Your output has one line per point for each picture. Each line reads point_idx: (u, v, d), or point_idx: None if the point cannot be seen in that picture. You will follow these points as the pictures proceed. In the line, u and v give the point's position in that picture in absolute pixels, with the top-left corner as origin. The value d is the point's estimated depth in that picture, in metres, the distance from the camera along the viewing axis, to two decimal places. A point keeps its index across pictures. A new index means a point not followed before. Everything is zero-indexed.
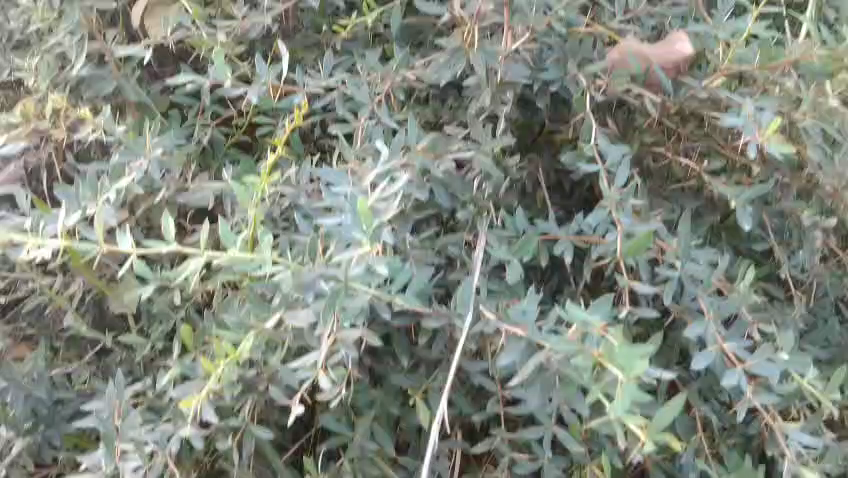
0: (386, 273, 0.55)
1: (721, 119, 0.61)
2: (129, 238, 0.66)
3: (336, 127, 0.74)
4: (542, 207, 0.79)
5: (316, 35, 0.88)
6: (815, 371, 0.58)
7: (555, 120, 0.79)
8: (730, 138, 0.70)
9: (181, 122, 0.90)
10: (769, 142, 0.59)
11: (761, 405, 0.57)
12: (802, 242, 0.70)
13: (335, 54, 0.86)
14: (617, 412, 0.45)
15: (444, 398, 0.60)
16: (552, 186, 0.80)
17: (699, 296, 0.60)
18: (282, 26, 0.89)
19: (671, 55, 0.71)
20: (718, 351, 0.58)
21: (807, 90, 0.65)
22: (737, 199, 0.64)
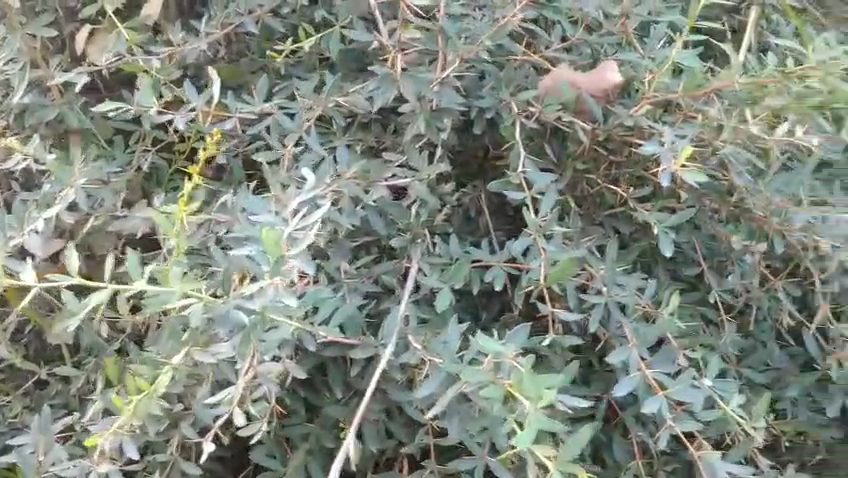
0: (295, 306, 0.53)
1: (639, 147, 0.60)
2: (32, 271, 0.62)
3: (261, 153, 0.72)
4: (485, 233, 0.78)
5: (261, 59, 0.87)
6: (740, 397, 0.58)
7: (496, 146, 0.78)
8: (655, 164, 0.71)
9: (126, 148, 0.88)
10: (681, 172, 0.58)
11: (683, 432, 0.56)
12: (733, 265, 0.71)
13: (279, 79, 0.86)
14: (522, 443, 0.43)
15: (355, 426, 0.57)
16: (495, 211, 0.80)
17: (623, 322, 0.60)
18: (229, 51, 0.90)
19: (602, 83, 0.70)
20: (641, 376, 0.57)
21: (729, 118, 0.64)
22: (660, 225, 0.63)
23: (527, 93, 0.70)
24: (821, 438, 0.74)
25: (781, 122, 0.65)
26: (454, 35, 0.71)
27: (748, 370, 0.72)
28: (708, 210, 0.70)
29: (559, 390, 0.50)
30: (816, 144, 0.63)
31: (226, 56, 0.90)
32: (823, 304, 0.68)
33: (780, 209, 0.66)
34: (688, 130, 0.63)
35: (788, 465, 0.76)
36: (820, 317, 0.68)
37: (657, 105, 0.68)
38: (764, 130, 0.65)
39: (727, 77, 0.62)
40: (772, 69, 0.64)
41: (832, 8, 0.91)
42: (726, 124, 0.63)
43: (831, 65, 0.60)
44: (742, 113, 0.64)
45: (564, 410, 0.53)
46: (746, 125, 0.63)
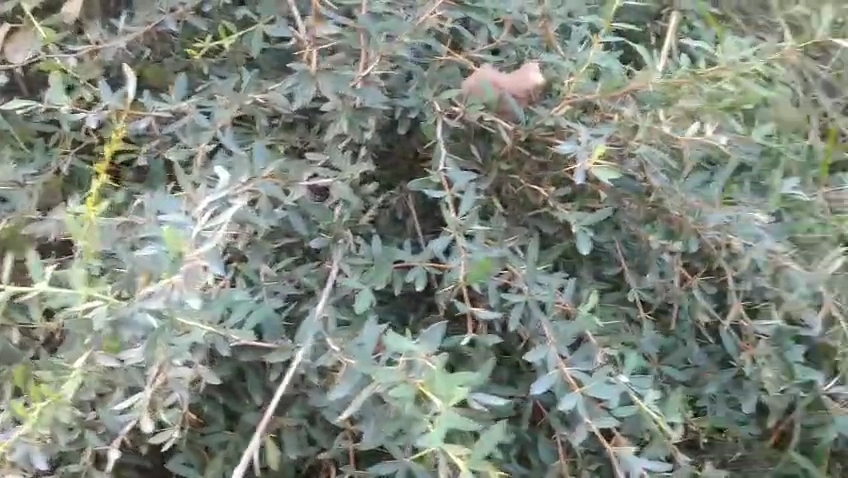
0: (196, 306, 0.51)
1: (556, 146, 0.61)
2: None
3: (172, 152, 0.71)
4: (414, 236, 0.76)
5: (185, 59, 0.85)
6: (655, 393, 0.58)
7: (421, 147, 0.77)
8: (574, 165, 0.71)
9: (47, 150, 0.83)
10: (594, 170, 0.60)
11: (600, 430, 0.57)
12: (652, 264, 0.72)
13: (203, 79, 0.83)
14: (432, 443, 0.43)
15: (259, 432, 0.56)
16: (424, 214, 0.76)
17: (543, 321, 0.60)
18: (153, 51, 0.86)
19: (524, 83, 0.70)
20: (559, 374, 0.57)
21: (643, 119, 0.65)
22: (578, 224, 0.64)
23: (450, 92, 0.69)
24: (740, 435, 0.75)
25: (693, 122, 0.67)
26: (376, 33, 0.70)
27: (668, 368, 0.73)
28: (628, 210, 0.71)
29: (470, 388, 0.50)
30: (726, 144, 0.64)
31: (150, 57, 0.86)
32: (737, 301, 0.69)
33: (695, 209, 0.67)
34: (604, 130, 0.64)
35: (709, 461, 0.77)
36: (734, 314, 0.69)
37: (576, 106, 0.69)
38: (677, 130, 0.66)
39: (642, 78, 0.63)
40: (685, 71, 0.65)
41: (751, 16, 0.94)
42: (640, 124, 0.64)
43: (739, 66, 0.64)
44: (655, 112, 0.67)
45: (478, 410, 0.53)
46: (661, 127, 0.65)
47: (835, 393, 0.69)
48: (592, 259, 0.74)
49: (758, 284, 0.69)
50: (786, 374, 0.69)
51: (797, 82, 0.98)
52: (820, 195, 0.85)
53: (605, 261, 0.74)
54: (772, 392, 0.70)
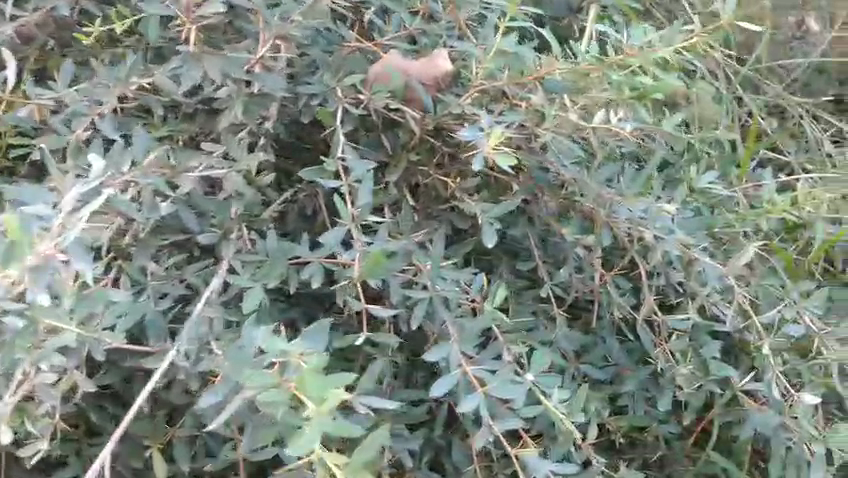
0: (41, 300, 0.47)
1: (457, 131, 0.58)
2: None
3: (48, 140, 0.66)
4: (322, 231, 0.71)
5: (85, 48, 0.78)
6: (560, 390, 0.56)
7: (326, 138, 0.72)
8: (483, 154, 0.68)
9: None
10: (495, 157, 0.56)
11: (503, 431, 0.53)
12: (566, 259, 0.69)
13: (101, 67, 0.77)
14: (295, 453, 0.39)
15: (114, 438, 0.50)
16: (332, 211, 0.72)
17: (448, 320, 0.56)
18: (58, 42, 0.80)
19: (432, 70, 0.66)
20: (463, 374, 0.54)
21: (550, 106, 0.63)
22: (486, 215, 0.60)
23: (352, 78, 0.65)
24: (660, 434, 0.73)
25: (600, 110, 0.66)
26: (271, 17, 0.66)
27: (585, 367, 0.71)
28: (542, 203, 0.68)
29: (355, 391, 0.46)
30: (628, 130, 0.64)
31: (53, 47, 0.80)
32: (650, 296, 0.67)
33: (604, 201, 0.65)
34: (508, 117, 0.61)
35: (630, 462, 0.74)
36: (648, 309, 0.67)
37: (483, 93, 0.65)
38: (584, 118, 0.65)
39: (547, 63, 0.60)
40: (592, 56, 0.62)
41: (673, 12, 0.93)
42: (546, 111, 0.61)
43: (649, 52, 0.61)
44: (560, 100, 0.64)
45: (366, 415, 0.48)
46: (569, 114, 0.63)
47: (750, 389, 0.67)
48: (506, 255, 0.71)
49: (671, 278, 0.67)
50: (701, 370, 0.67)
51: (720, 80, 1.00)
52: (738, 190, 0.84)
53: (518, 257, 0.72)
54: (687, 388, 0.67)
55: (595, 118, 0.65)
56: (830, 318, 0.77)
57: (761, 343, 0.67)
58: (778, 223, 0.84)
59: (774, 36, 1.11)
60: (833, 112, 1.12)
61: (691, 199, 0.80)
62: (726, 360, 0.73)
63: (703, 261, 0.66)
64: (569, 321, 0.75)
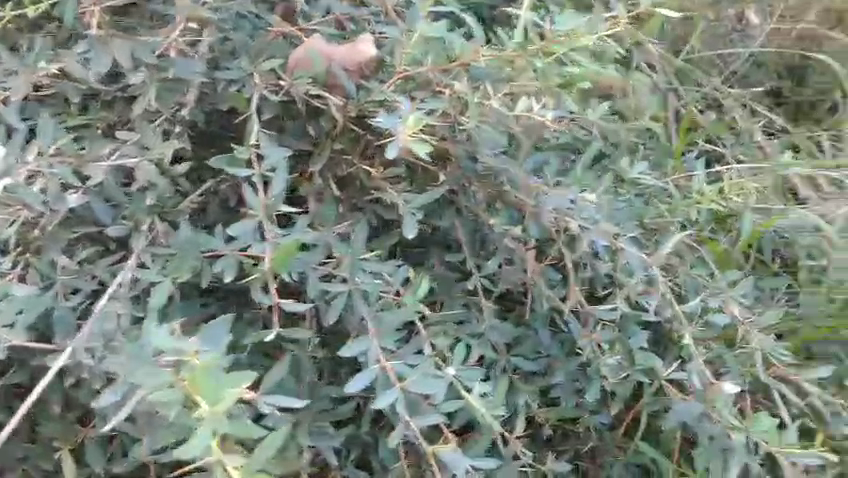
0: None
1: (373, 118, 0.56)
2: None
3: None
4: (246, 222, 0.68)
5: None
6: (483, 384, 0.55)
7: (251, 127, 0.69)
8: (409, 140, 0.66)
9: None
10: (410, 144, 0.55)
11: (422, 429, 0.51)
12: (494, 250, 0.68)
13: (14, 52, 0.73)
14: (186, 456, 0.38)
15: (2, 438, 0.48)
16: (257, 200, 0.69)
17: (367, 315, 0.53)
18: None
19: (356, 57, 0.63)
20: (382, 370, 0.52)
21: (472, 94, 0.61)
22: (409, 204, 0.59)
23: (270, 62, 0.63)
24: (592, 425, 0.72)
25: (523, 97, 0.64)
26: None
27: (515, 358, 0.70)
28: (471, 193, 0.67)
29: (260, 389, 0.44)
30: (551, 119, 0.62)
31: None
32: (576, 286, 0.67)
33: (534, 191, 0.64)
34: (428, 104, 0.60)
35: (562, 454, 0.74)
36: (574, 299, 0.67)
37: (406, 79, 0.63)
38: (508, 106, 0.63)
39: (471, 52, 0.59)
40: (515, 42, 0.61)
41: None
42: (469, 100, 0.61)
43: (574, 41, 0.61)
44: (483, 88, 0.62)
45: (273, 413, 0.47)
46: (492, 101, 0.62)
47: (675, 378, 0.67)
48: (436, 246, 0.70)
49: (598, 268, 0.67)
50: (627, 360, 0.67)
51: (656, 71, 1.02)
52: (670, 181, 0.85)
53: (449, 248, 0.70)
54: (613, 378, 0.67)
55: (516, 106, 0.63)
56: (756, 309, 0.76)
57: (683, 331, 0.67)
58: (708, 213, 0.85)
59: (713, 29, 1.13)
60: (768, 105, 1.14)
61: (622, 190, 0.80)
62: (655, 350, 0.73)
63: (630, 252, 0.66)
64: (502, 313, 0.74)
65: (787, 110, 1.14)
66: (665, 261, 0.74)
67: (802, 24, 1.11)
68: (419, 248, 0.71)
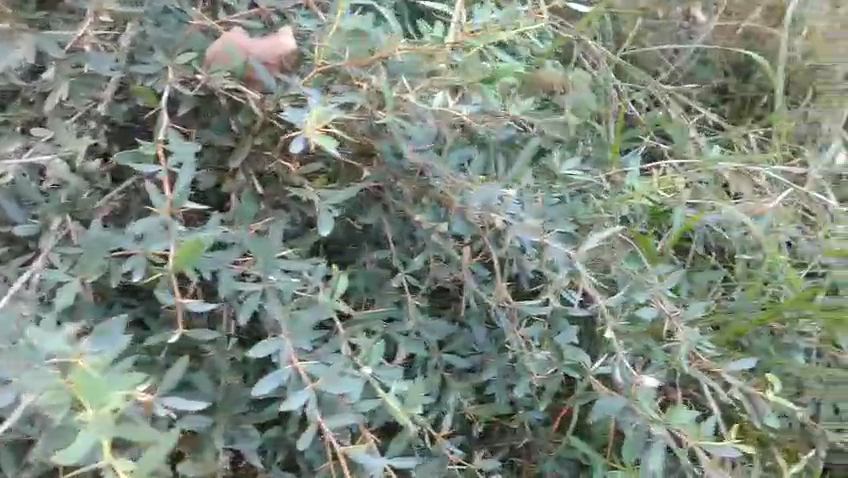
0: None
1: (281, 114, 0.55)
2: None
3: None
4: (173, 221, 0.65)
5: None
6: (401, 382, 0.54)
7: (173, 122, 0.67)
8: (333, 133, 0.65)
9: None
10: (316, 138, 0.54)
11: (335, 429, 0.51)
12: (422, 247, 0.68)
13: None
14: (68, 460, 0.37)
15: None
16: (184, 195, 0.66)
17: (280, 315, 0.52)
18: None
19: (277, 49, 0.63)
20: (294, 371, 0.51)
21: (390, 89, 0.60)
22: (325, 200, 0.59)
23: (185, 56, 0.63)
24: (526, 421, 0.71)
25: (439, 91, 0.64)
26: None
27: (448, 356, 0.69)
28: (397, 189, 0.66)
29: (158, 392, 0.46)
30: (468, 114, 0.62)
31: None
32: (501, 281, 0.67)
33: (459, 187, 0.64)
34: (343, 98, 0.59)
35: (498, 451, 0.73)
36: (500, 294, 0.66)
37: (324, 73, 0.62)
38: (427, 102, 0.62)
39: (389, 44, 0.59)
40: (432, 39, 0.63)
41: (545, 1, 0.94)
42: (384, 93, 0.59)
43: (490, 36, 0.63)
44: (399, 84, 0.62)
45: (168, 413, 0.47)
46: (407, 94, 0.60)
47: (602, 373, 0.67)
48: (366, 243, 0.69)
49: (524, 265, 0.67)
50: (555, 355, 0.67)
51: (599, 66, 1.05)
52: (604, 176, 0.85)
53: (378, 245, 0.70)
54: (541, 373, 0.67)
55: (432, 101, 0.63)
56: (682, 301, 0.79)
57: (605, 325, 0.68)
58: (642, 209, 0.86)
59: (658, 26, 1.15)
60: (712, 102, 1.15)
61: (556, 186, 0.81)
62: (585, 345, 0.73)
63: (553, 247, 0.67)
64: (435, 310, 0.74)
65: (731, 107, 1.15)
66: (596, 258, 0.75)
67: (744, 22, 1.12)
68: (349, 246, 0.70)
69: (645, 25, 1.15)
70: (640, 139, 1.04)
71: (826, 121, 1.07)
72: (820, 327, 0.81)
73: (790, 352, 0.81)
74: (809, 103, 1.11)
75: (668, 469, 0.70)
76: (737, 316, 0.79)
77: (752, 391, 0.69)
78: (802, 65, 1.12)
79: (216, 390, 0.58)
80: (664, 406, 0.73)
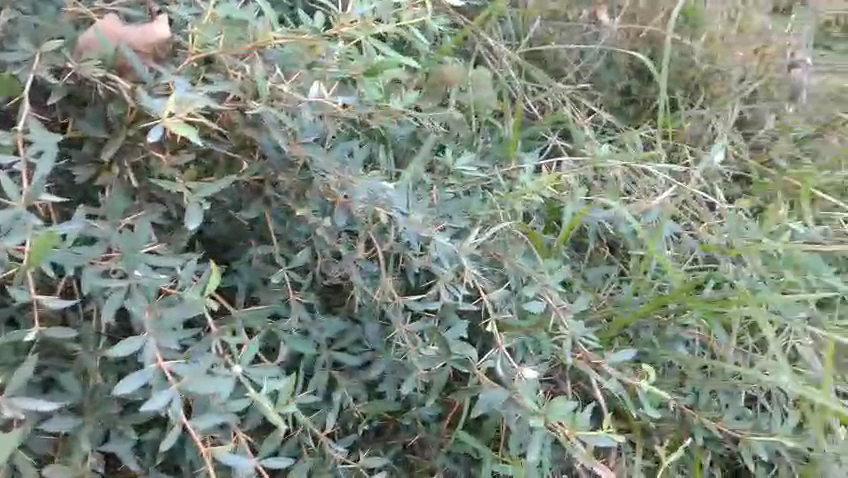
0: None
1: (139, 100, 0.55)
2: None
3: None
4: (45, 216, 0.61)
5: None
6: (275, 380, 0.55)
7: (48, 113, 0.63)
8: (211, 120, 0.64)
9: None
10: (176, 127, 0.54)
11: (203, 430, 0.51)
12: (309, 242, 0.67)
13: None
14: None
15: None
16: (60, 190, 0.63)
17: (146, 312, 0.52)
18: None
19: (149, 38, 0.61)
20: (159, 371, 0.50)
21: (262, 79, 0.60)
22: (195, 194, 0.58)
23: (52, 44, 0.58)
24: (419, 417, 0.70)
25: (314, 83, 0.63)
26: None
27: (338, 354, 0.68)
28: (280, 183, 0.65)
29: (7, 393, 0.50)
30: (342, 105, 0.62)
31: None
32: (386, 275, 0.67)
33: (343, 182, 0.63)
34: (214, 87, 0.58)
35: (391, 448, 0.72)
36: (386, 290, 0.66)
37: (199, 63, 0.62)
38: (300, 92, 0.63)
39: (263, 34, 0.61)
40: (310, 29, 0.64)
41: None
42: (258, 84, 0.59)
43: (368, 28, 0.66)
44: (276, 74, 0.62)
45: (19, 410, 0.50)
46: (280, 84, 0.61)
47: (488, 365, 0.67)
48: (252, 239, 0.68)
49: (411, 261, 0.67)
50: (443, 350, 0.66)
51: (495, 65, 1.07)
52: (500, 174, 0.86)
53: (265, 242, 0.68)
54: (427, 369, 0.67)
55: (308, 93, 0.62)
56: (569, 295, 0.82)
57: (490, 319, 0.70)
58: (537, 205, 0.88)
59: (558, 25, 1.16)
60: (617, 104, 1.16)
61: (451, 183, 0.82)
62: (479, 341, 0.73)
63: (438, 242, 0.66)
64: (330, 307, 0.72)
65: (634, 109, 1.17)
66: (490, 254, 0.75)
67: (648, 26, 1.12)
68: (235, 242, 0.68)
69: (549, 25, 1.16)
70: (543, 137, 1.06)
71: (718, 123, 1.11)
72: (701, 319, 0.84)
73: (673, 345, 0.84)
74: (705, 104, 1.15)
75: (554, 460, 0.71)
76: (623, 310, 0.82)
77: (629, 380, 0.71)
78: (701, 68, 1.13)
79: (85, 390, 0.56)
80: (548, 397, 0.75)
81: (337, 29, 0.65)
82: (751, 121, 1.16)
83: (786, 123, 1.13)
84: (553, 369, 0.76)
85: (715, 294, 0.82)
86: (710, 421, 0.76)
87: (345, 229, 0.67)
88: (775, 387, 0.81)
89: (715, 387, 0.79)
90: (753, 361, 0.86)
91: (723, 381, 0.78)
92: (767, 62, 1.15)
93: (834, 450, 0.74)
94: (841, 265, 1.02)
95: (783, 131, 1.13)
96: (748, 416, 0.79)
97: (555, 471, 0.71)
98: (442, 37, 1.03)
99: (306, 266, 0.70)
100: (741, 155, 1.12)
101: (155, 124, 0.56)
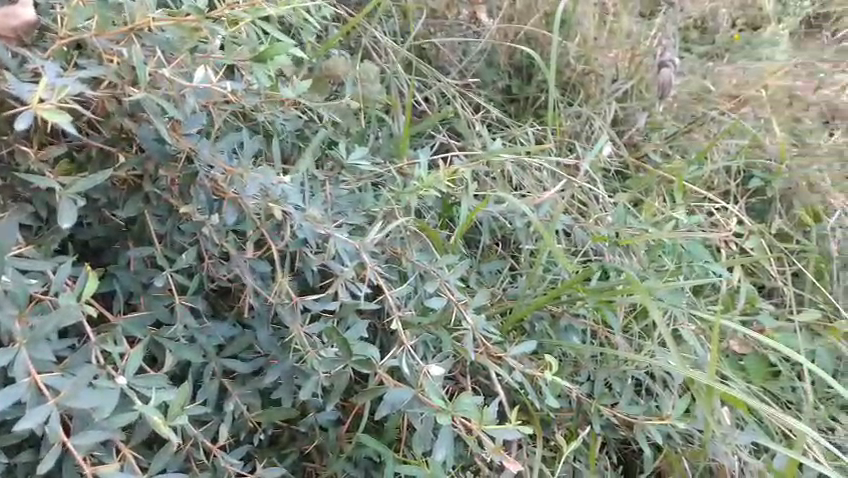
0: None
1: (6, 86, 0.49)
2: None
3: None
4: None
5: None
6: (164, 392, 0.51)
7: None
8: (79, 113, 0.59)
9: None
10: (43, 113, 0.48)
11: (84, 449, 0.46)
12: (194, 243, 0.63)
13: None
14: None
15: None
16: None
17: (17, 322, 0.46)
18: None
19: (10, 20, 0.55)
20: (33, 386, 0.45)
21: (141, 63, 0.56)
22: (68, 189, 0.53)
23: None
24: (316, 423, 0.67)
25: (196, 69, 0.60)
26: None
27: (227, 361, 0.63)
28: (161, 179, 0.61)
29: None
30: (230, 91, 0.59)
31: None
32: (281, 275, 0.64)
33: (232, 176, 0.61)
34: (89, 72, 0.53)
35: (287, 456, 0.69)
36: (282, 290, 0.63)
37: (69, 47, 0.57)
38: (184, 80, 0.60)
39: (140, 16, 0.56)
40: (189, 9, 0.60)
41: None
42: (137, 72, 0.54)
43: (255, 11, 0.63)
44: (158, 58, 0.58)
45: None
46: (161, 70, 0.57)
47: (390, 365, 0.64)
48: (130, 240, 0.63)
49: (307, 259, 0.64)
50: (343, 351, 0.62)
51: (377, 58, 1.05)
52: (392, 168, 0.84)
53: (145, 243, 0.63)
54: (327, 372, 0.63)
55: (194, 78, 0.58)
56: (467, 290, 0.82)
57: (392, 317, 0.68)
58: (431, 201, 0.87)
59: (442, 22, 1.15)
60: (499, 101, 1.16)
61: (344, 179, 0.79)
62: (378, 342, 0.71)
63: (335, 238, 0.64)
64: (218, 313, 0.67)
65: (516, 108, 1.17)
66: (387, 252, 0.74)
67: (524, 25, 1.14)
68: (111, 245, 0.63)
69: (429, 24, 1.15)
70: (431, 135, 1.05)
71: (596, 119, 1.15)
72: (591, 309, 0.86)
73: (566, 335, 0.84)
74: (582, 103, 1.17)
75: (457, 457, 0.70)
76: (520, 302, 0.83)
77: (531, 371, 0.71)
78: (576, 68, 1.17)
79: None
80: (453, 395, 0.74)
81: (218, 9, 0.61)
82: (622, 120, 1.18)
83: (657, 121, 1.17)
84: (454, 366, 0.76)
85: (603, 284, 0.84)
86: (605, 407, 0.78)
87: (233, 229, 0.64)
88: (661, 371, 0.84)
89: (608, 375, 0.82)
90: (639, 348, 0.89)
91: (615, 369, 0.81)
92: (638, 63, 1.19)
93: (721, 429, 0.78)
94: (712, 253, 1.08)
95: (654, 129, 1.17)
96: (639, 401, 0.82)
97: (457, 468, 0.70)
98: (327, 31, 1.01)
99: (191, 268, 0.65)
100: (620, 151, 1.15)
101: (22, 112, 0.51)
